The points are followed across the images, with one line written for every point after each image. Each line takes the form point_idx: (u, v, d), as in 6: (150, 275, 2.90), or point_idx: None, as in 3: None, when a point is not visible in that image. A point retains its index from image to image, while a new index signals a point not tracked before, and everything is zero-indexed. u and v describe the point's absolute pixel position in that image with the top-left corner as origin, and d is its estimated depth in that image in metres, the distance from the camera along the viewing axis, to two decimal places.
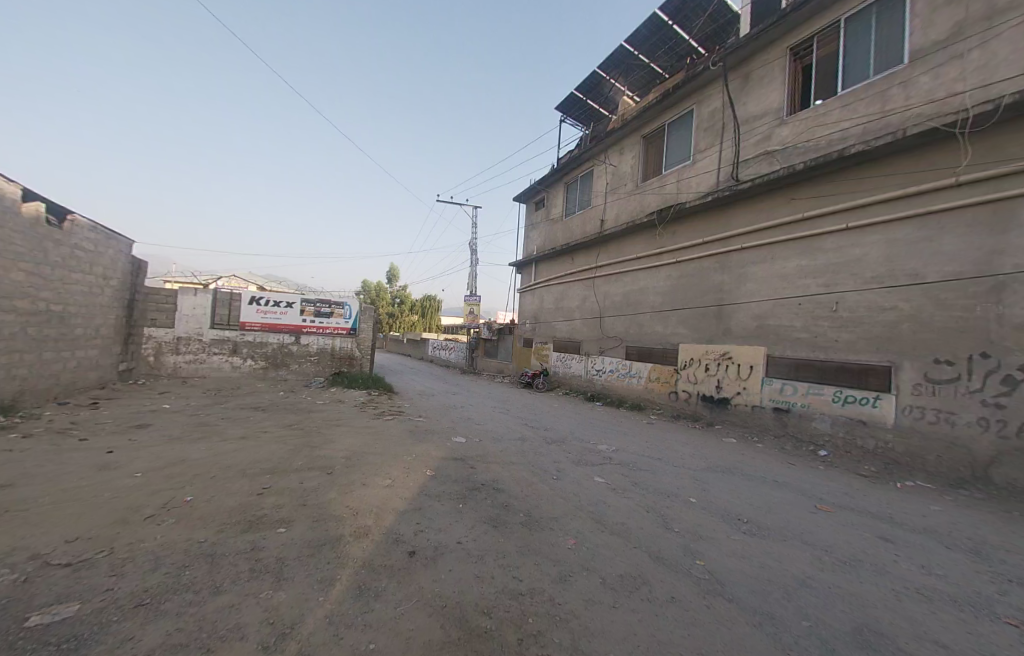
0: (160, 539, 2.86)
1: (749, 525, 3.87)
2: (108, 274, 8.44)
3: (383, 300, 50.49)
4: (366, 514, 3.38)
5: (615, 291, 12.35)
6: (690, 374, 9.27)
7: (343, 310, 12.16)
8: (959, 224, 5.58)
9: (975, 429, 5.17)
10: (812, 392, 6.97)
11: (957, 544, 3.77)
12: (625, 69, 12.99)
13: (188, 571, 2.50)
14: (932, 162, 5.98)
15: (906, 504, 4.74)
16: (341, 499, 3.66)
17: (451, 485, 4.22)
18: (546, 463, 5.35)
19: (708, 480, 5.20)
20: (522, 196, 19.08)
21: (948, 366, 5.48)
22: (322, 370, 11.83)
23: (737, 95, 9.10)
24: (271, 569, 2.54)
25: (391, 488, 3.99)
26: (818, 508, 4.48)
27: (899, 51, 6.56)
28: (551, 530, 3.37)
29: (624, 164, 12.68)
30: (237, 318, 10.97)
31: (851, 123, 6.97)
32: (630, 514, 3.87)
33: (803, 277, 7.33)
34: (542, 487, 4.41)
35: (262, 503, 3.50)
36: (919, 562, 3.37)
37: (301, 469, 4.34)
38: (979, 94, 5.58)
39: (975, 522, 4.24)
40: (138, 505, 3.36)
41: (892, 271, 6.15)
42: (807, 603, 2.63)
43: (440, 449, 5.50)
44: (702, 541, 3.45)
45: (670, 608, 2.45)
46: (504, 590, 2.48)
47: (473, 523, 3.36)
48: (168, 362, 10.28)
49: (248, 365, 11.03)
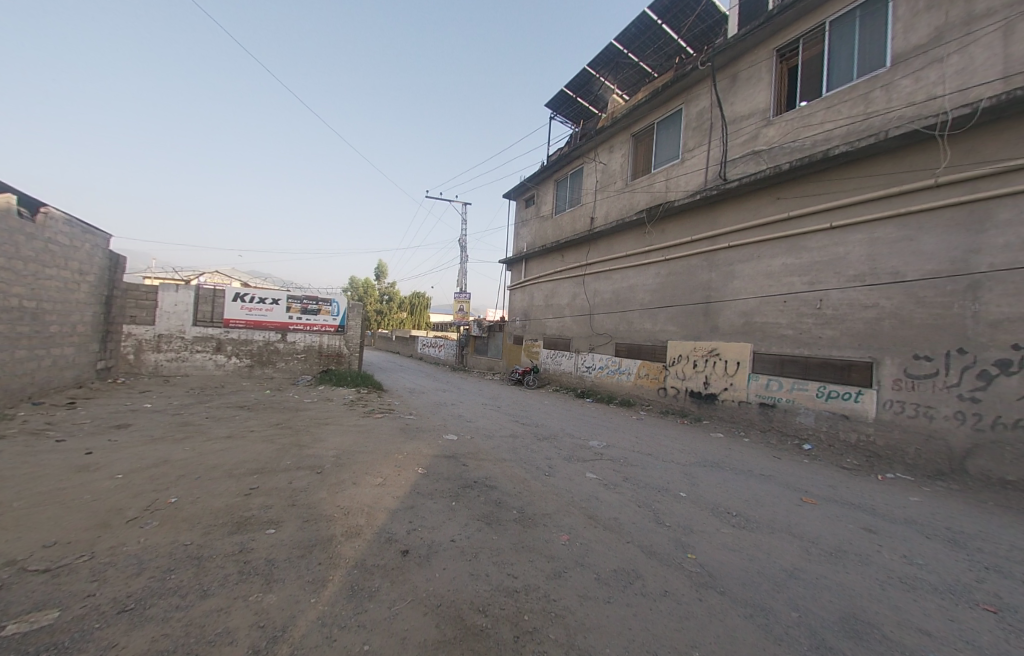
0: (143, 542, 2.78)
1: (738, 519, 3.94)
2: (85, 269, 8.16)
3: (371, 297, 50.00)
4: (357, 513, 3.34)
5: (605, 288, 12.41)
6: (679, 370, 9.38)
7: (330, 307, 11.94)
8: (937, 225, 5.74)
9: (952, 422, 5.35)
10: (797, 388, 7.11)
11: (936, 534, 3.89)
12: (614, 67, 12.99)
13: (173, 576, 2.43)
14: (913, 163, 6.13)
15: (887, 496, 4.88)
16: (331, 498, 3.60)
17: (443, 482, 4.20)
18: (538, 461, 5.34)
19: (698, 475, 5.27)
20: (513, 193, 18.99)
21: (927, 362, 5.64)
22: (309, 368, 11.62)
23: (725, 95, 9.19)
24: (261, 571, 2.49)
25: (382, 487, 3.94)
26: (803, 501, 4.58)
27: (882, 54, 6.70)
28: (545, 526, 3.38)
29: (614, 161, 12.73)
30: (220, 316, 10.73)
31: (835, 125, 7.10)
32: (622, 510, 3.90)
33: (788, 275, 7.47)
34: (535, 484, 4.41)
35: (249, 504, 3.42)
36: (902, 552, 3.47)
37: (289, 469, 4.26)
38: (958, 97, 5.73)
39: (951, 513, 4.40)
40: (120, 508, 3.25)
41: (874, 269, 6.30)
42: (795, 594, 2.69)
43: (431, 447, 5.45)
44: (692, 535, 3.50)
45: (664, 602, 2.48)
46: (499, 588, 2.47)
47: (467, 520, 3.35)
48: (149, 360, 10.00)
49: (232, 363, 10.80)
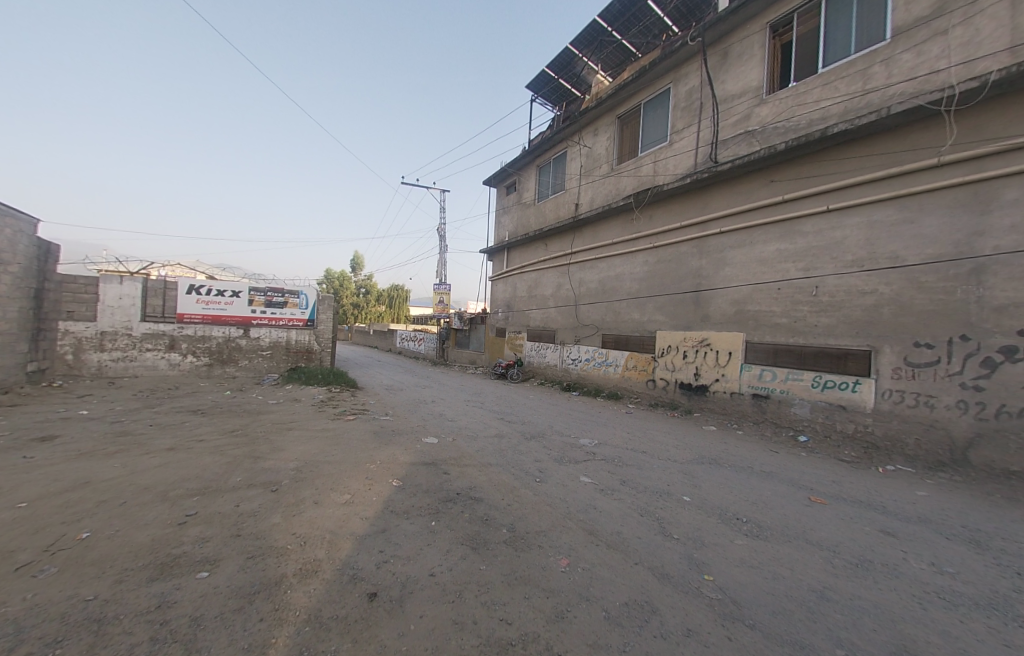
0: (29, 600, 2.14)
1: (749, 526, 3.57)
2: (5, 258, 7.16)
3: (347, 290, 48.27)
4: (316, 543, 2.78)
5: (590, 278, 11.99)
6: (668, 361, 9.09)
7: (298, 300, 11.06)
8: (939, 206, 5.52)
9: (954, 411, 5.16)
10: (791, 378, 6.88)
11: (956, 534, 3.64)
12: (597, 46, 12.45)
13: (59, 650, 1.81)
14: (914, 142, 5.87)
15: (893, 490, 4.66)
16: (285, 524, 3.01)
17: (422, 496, 3.68)
18: (527, 464, 4.87)
19: (698, 475, 4.91)
20: (493, 179, 18.31)
21: (928, 350, 5.44)
22: (276, 366, 10.76)
23: (715, 73, 8.80)
24: (181, 638, 1.90)
25: (349, 505, 3.38)
26: (812, 500, 4.28)
27: (882, 27, 6.39)
28: (540, 548, 2.90)
29: (599, 145, 12.23)
30: (174, 310, 9.77)
31: (831, 103, 6.81)
32: (624, 521, 3.47)
33: (782, 261, 7.20)
34: (525, 493, 3.94)
35: (182, 537, 2.81)
36: (929, 559, 3.16)
37: (239, 487, 3.63)
38: (962, 71, 5.47)
39: (962, 508, 4.19)
40: (9, 551, 2.57)
41: (872, 254, 6.07)
42: (835, 625, 2.31)
43: (408, 453, 4.89)
44: (705, 550, 3.09)
45: (688, 646, 2.04)
46: (491, 642, 1.97)
47: (449, 546, 2.83)
48: (91, 360, 9.00)
49: (189, 362, 9.85)
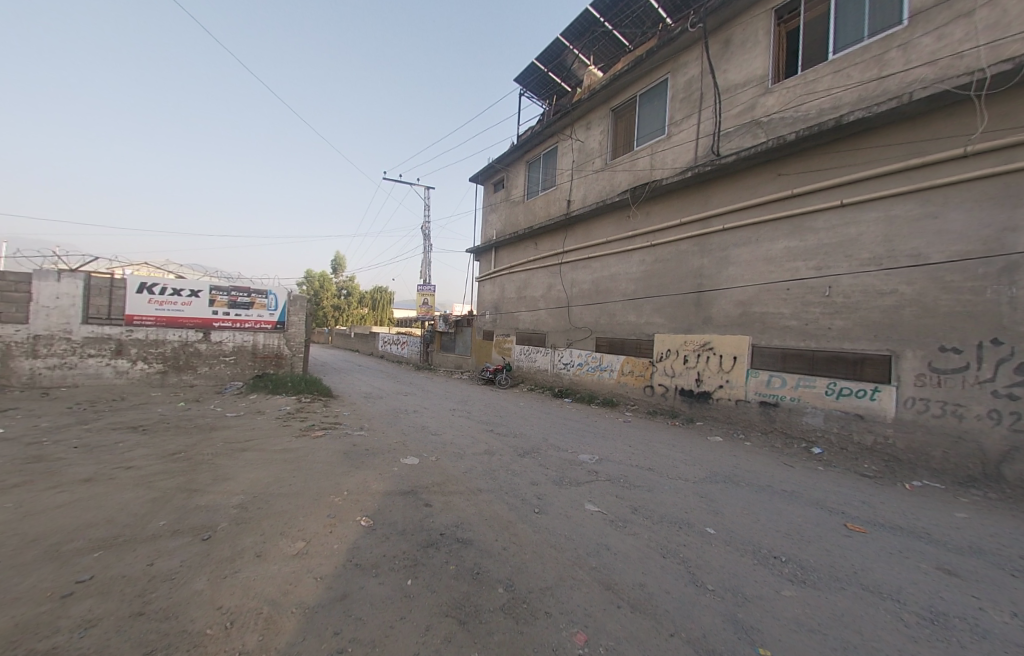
0: None
1: (791, 567, 3.00)
2: None
3: (327, 292, 46.66)
4: (250, 625, 2.04)
5: (583, 278, 11.45)
6: (667, 366, 8.59)
7: (266, 300, 10.17)
8: (966, 199, 5.14)
9: (986, 422, 4.76)
10: (802, 385, 6.44)
11: (1020, 567, 3.16)
12: (590, 37, 11.97)
13: None
14: (937, 131, 5.50)
15: (929, 511, 4.20)
16: (211, 594, 2.26)
17: (399, 540, 2.97)
18: (523, 488, 4.22)
19: (716, 498, 4.34)
20: (479, 176, 17.64)
21: (955, 355, 5.04)
22: (241, 373, 9.81)
23: (717, 62, 8.38)
24: None
25: (303, 559, 2.65)
26: (849, 529, 3.75)
27: (900, 10, 6.02)
28: (550, 616, 2.24)
29: (591, 138, 11.72)
30: (122, 311, 8.76)
31: (844, 91, 6.43)
32: (645, 567, 2.85)
33: (791, 260, 6.77)
34: (524, 528, 3.30)
35: (58, 620, 2.02)
36: (1008, 607, 2.64)
37: (162, 535, 2.86)
38: (990, 54, 5.11)
39: (1011, 532, 3.74)
40: None
41: (891, 251, 5.67)
42: None
43: (384, 479, 4.18)
44: (750, 607, 2.49)
45: None
46: None
47: (431, 622, 2.13)
48: (23, 368, 8.00)
49: (139, 369, 8.84)
